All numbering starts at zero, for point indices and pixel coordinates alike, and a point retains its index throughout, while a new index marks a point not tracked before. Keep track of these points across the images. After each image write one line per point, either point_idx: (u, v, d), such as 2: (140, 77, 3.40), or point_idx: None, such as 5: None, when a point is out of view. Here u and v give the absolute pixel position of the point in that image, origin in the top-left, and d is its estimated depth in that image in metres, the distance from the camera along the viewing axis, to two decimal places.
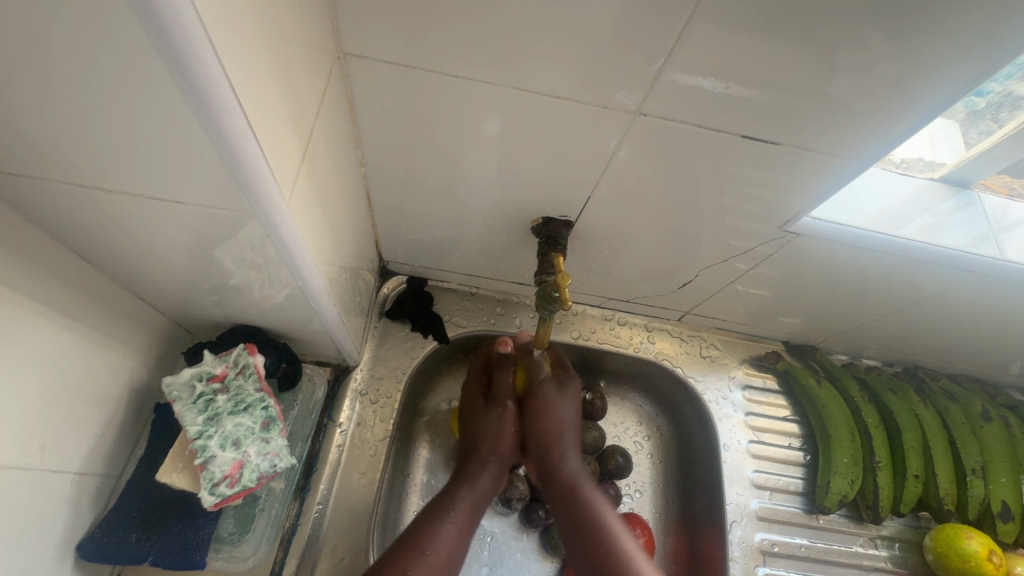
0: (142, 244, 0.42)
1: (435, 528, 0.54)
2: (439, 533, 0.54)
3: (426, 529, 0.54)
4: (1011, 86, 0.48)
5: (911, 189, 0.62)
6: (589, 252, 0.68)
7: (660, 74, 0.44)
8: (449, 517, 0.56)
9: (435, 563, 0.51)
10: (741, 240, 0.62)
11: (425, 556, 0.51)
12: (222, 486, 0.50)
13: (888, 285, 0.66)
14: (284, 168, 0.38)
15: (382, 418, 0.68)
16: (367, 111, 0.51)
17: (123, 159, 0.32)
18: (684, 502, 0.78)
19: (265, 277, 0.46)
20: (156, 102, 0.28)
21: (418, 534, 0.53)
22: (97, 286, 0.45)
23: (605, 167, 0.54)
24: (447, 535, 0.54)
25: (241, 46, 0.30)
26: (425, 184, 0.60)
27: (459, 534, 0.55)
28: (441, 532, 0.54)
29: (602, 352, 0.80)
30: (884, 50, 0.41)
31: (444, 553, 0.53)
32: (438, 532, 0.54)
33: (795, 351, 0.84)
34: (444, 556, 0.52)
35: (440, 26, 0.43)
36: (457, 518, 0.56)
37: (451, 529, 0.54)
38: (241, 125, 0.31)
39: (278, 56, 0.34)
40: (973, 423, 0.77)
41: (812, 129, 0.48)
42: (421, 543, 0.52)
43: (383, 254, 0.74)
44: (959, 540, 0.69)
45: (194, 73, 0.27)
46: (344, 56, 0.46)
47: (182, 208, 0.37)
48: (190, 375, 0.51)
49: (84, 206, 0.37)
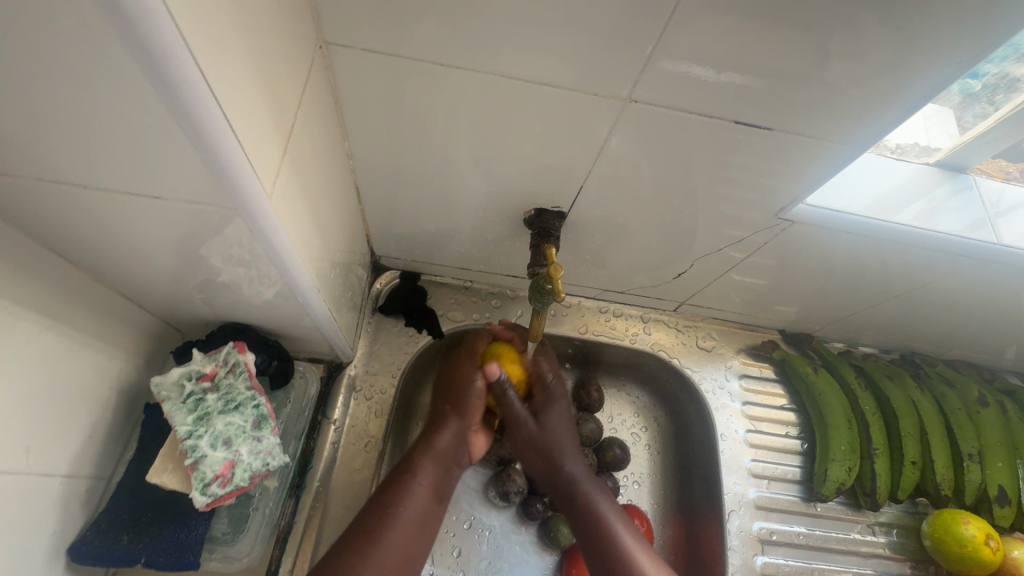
0: (124, 242, 0.41)
1: (404, 488, 0.55)
2: (408, 494, 0.55)
3: (395, 490, 0.55)
4: (1006, 68, 0.47)
5: (906, 174, 0.61)
6: (583, 243, 0.67)
7: (651, 60, 0.43)
8: (416, 477, 0.56)
9: (407, 525, 0.53)
10: (737, 227, 0.61)
11: (396, 518, 0.53)
12: (213, 486, 0.49)
13: (884, 271, 0.65)
14: (265, 163, 0.37)
15: (377, 414, 0.67)
16: (353, 103, 0.50)
17: (98, 156, 0.31)
18: (682, 492, 0.78)
19: (254, 273, 0.45)
20: (130, 98, 0.27)
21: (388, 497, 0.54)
22: (80, 286, 0.44)
23: (597, 156, 0.53)
24: (416, 496, 0.55)
25: (215, 41, 0.29)
26: (415, 177, 0.59)
27: (428, 496, 0.56)
28: (409, 492, 0.55)
29: (598, 344, 0.79)
30: (880, 32, 0.40)
31: (417, 513, 0.54)
32: (409, 493, 0.55)
33: (792, 339, 0.84)
34: (415, 515, 0.54)
35: (425, 14, 0.41)
36: (424, 478, 0.56)
37: (422, 490, 0.55)
38: (218, 123, 0.30)
39: (254, 48, 0.33)
40: (970, 408, 0.77)
41: (804, 114, 0.47)
42: (389, 504, 0.53)
43: (375, 249, 0.73)
44: (956, 525, 0.69)
45: (160, 61, 0.25)
46: (326, 47, 0.45)
47: (163, 205, 0.36)
48: (179, 375, 0.50)
49: (61, 205, 0.36)
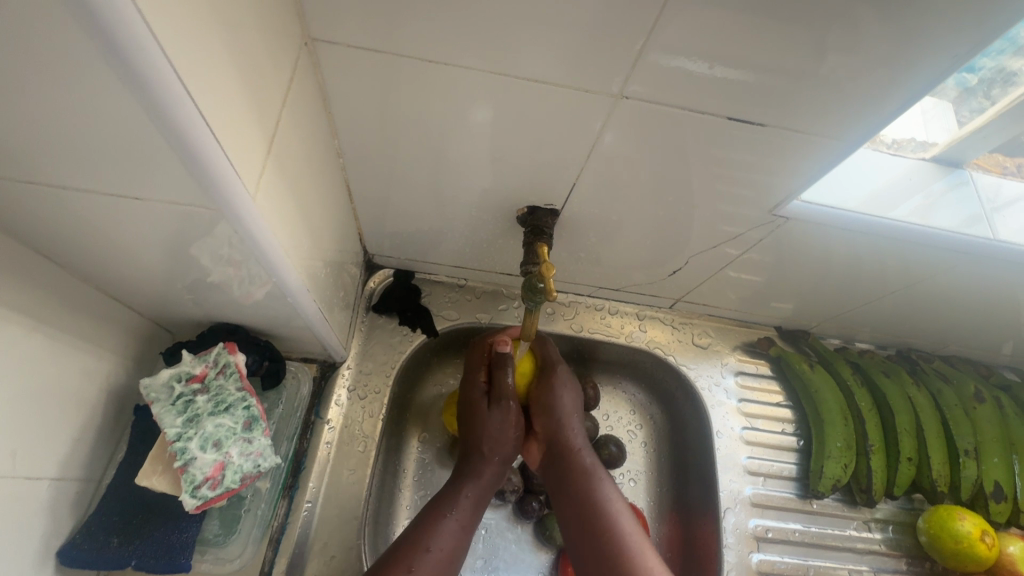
0: (109, 243, 0.40)
1: (436, 525, 0.54)
2: (442, 530, 0.54)
3: (429, 527, 0.54)
4: (1005, 62, 0.47)
5: (902, 170, 0.61)
6: (576, 240, 0.67)
7: (641, 55, 0.43)
8: (450, 512, 0.56)
9: (438, 560, 0.52)
10: (732, 224, 0.61)
11: (427, 552, 0.52)
12: (203, 488, 0.49)
13: (879, 268, 0.65)
14: (248, 162, 0.36)
15: (371, 414, 0.67)
16: (341, 99, 0.49)
17: (76, 156, 0.31)
18: (678, 489, 0.78)
19: (243, 274, 0.45)
20: (102, 95, 0.26)
21: (423, 532, 0.53)
22: (66, 287, 0.44)
23: (589, 153, 0.53)
24: (449, 530, 0.54)
25: (190, 37, 0.28)
26: (407, 174, 0.58)
27: (461, 530, 0.55)
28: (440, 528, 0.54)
29: (594, 342, 0.79)
30: (874, 26, 0.39)
31: (448, 550, 0.53)
32: (441, 528, 0.54)
33: (788, 336, 0.83)
34: (445, 552, 0.53)
35: (412, 10, 0.41)
36: (459, 514, 0.56)
37: (453, 524, 0.55)
38: (195, 120, 0.29)
39: (234, 45, 0.32)
40: (966, 404, 0.77)
41: (798, 108, 0.46)
42: (423, 542, 0.52)
43: (368, 247, 0.73)
44: (952, 521, 0.69)
45: (130, 58, 0.25)
46: (313, 42, 0.44)
47: (146, 204, 0.35)
48: (169, 376, 0.49)
49: (41, 206, 0.35)
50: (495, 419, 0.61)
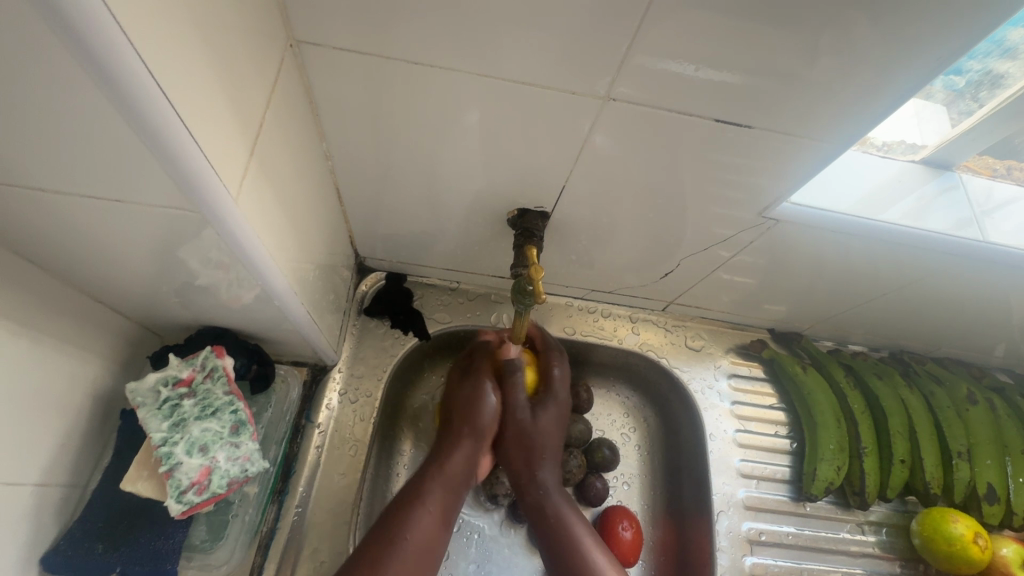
0: (93, 245, 0.40)
1: (409, 516, 0.53)
2: (416, 521, 0.53)
3: (399, 517, 0.53)
4: (990, 64, 0.47)
5: (891, 171, 0.61)
6: (568, 242, 0.67)
7: (627, 56, 0.43)
8: (424, 502, 0.55)
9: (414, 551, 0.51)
10: (723, 227, 0.61)
11: (401, 545, 0.51)
12: (189, 493, 0.49)
13: (871, 270, 0.65)
14: (228, 161, 0.35)
15: (362, 417, 0.66)
16: (329, 101, 0.49)
17: (52, 158, 0.30)
18: (671, 492, 0.78)
19: (230, 277, 0.44)
20: (80, 101, 0.26)
21: (396, 522, 0.53)
22: (50, 291, 0.43)
23: (579, 154, 0.53)
24: (423, 521, 0.53)
25: (167, 42, 0.28)
26: (397, 177, 0.58)
27: (435, 520, 0.54)
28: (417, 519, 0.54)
29: (587, 344, 0.79)
30: (859, 28, 0.40)
31: (420, 540, 0.52)
32: (414, 519, 0.53)
33: (781, 338, 0.83)
34: (419, 542, 0.52)
35: (399, 10, 0.41)
36: (433, 503, 0.55)
37: (427, 514, 0.54)
38: (176, 127, 0.29)
39: (213, 48, 0.32)
40: (959, 406, 0.77)
41: (785, 112, 0.46)
42: (395, 532, 0.52)
43: (359, 250, 0.72)
44: (945, 524, 0.69)
45: (103, 62, 0.24)
46: (298, 45, 0.44)
47: (126, 207, 0.35)
48: (155, 380, 0.49)
49: (21, 209, 0.35)
50: (466, 394, 0.63)
